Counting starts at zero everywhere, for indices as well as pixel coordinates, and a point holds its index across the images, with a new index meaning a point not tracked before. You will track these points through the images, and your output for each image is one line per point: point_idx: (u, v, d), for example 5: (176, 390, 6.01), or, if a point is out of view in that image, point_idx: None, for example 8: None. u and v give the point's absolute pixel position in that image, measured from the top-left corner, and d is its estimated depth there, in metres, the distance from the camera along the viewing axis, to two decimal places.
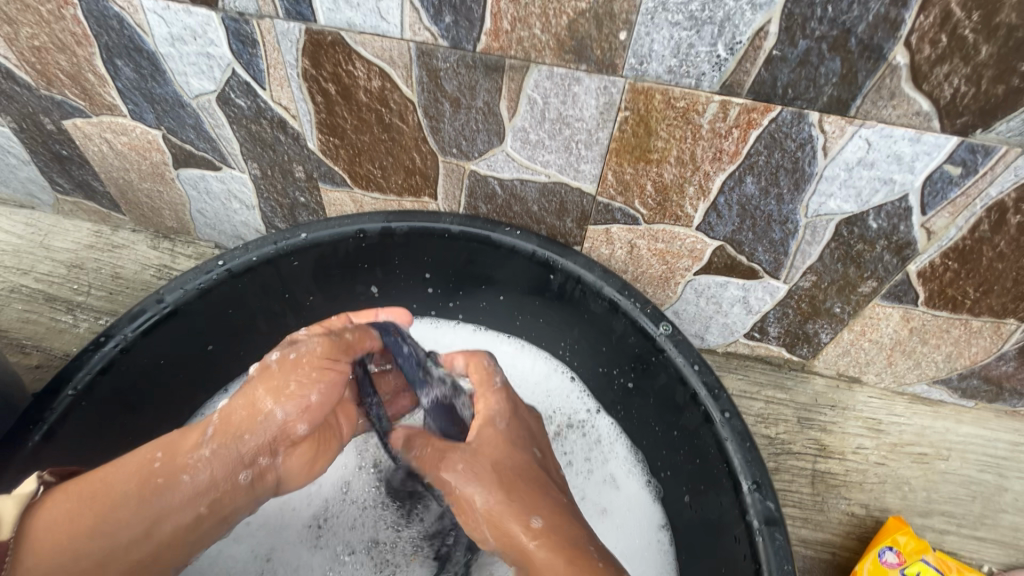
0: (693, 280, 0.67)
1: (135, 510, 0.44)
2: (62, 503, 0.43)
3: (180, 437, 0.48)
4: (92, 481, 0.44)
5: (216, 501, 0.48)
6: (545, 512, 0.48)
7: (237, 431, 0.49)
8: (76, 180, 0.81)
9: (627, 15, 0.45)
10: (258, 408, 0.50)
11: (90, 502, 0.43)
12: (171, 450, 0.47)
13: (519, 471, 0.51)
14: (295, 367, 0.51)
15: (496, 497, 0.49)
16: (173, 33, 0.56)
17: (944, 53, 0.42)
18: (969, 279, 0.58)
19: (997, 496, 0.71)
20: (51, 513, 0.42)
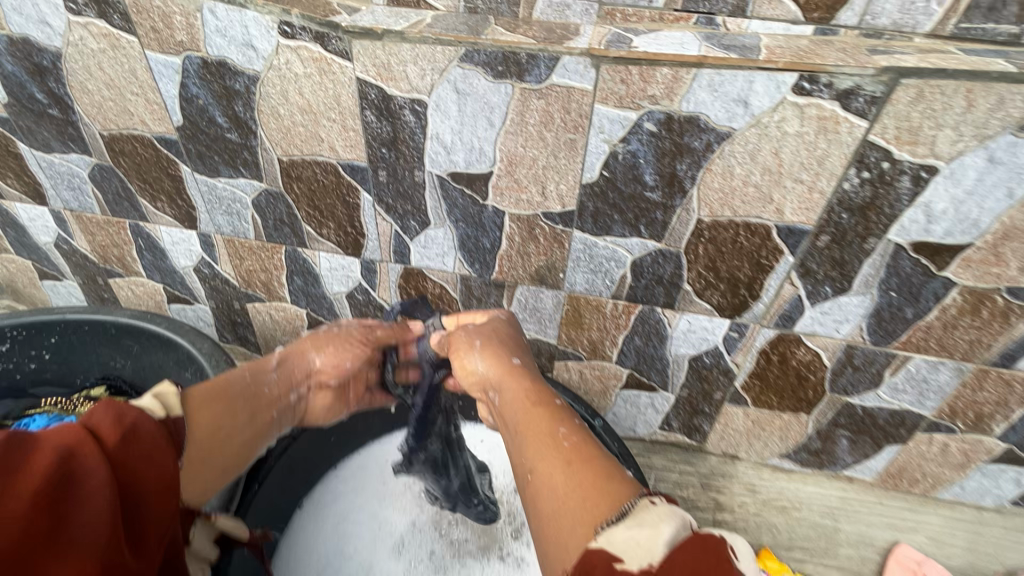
0: (620, 393, 1.12)
1: (241, 411, 0.78)
2: (202, 400, 0.74)
3: (257, 364, 0.85)
4: (218, 387, 0.78)
5: (277, 404, 0.85)
6: (502, 366, 0.79)
7: (295, 362, 0.89)
8: (237, 335, 1.29)
9: (562, 267, 0.95)
10: (306, 354, 0.90)
11: (219, 401, 0.76)
12: (256, 372, 0.84)
13: (504, 343, 0.84)
14: (337, 337, 0.93)
15: (490, 353, 0.82)
16: (331, 265, 1.08)
17: (704, 286, 0.90)
18: (768, 389, 1.02)
19: (835, 534, 1.08)
20: (196, 403, 0.73)
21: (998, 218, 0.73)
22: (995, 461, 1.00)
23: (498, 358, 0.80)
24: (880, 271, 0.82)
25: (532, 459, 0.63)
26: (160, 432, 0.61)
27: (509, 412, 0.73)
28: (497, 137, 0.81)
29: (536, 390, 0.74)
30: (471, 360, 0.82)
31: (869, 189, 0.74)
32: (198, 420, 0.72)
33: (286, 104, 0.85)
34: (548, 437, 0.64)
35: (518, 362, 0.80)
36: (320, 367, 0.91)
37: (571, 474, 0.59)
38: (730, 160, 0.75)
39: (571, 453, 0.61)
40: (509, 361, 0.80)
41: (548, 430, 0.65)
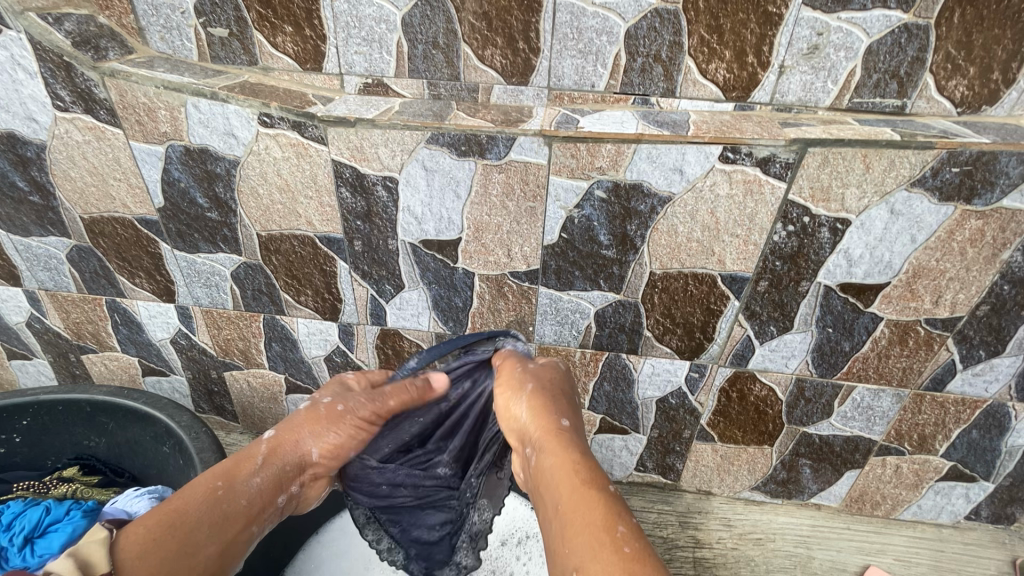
0: (594, 437, 1.16)
1: (207, 532, 0.61)
2: (137, 534, 0.57)
3: (232, 470, 0.67)
4: (167, 514, 0.60)
5: (261, 514, 0.67)
6: (548, 424, 0.67)
7: (283, 459, 0.70)
8: (214, 404, 1.29)
9: (531, 320, 1.01)
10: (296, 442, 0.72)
11: (168, 531, 0.59)
12: (229, 483, 0.65)
13: (556, 397, 0.71)
14: (339, 417, 0.75)
15: (538, 406, 0.69)
16: (309, 330, 1.11)
17: (663, 331, 0.98)
18: (732, 424, 1.08)
19: (809, 562, 1.12)
20: (128, 544, 0.56)
21: (907, 260, 0.83)
22: (945, 479, 1.08)
23: (542, 414, 0.68)
24: (816, 310, 0.91)
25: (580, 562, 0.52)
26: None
27: (547, 477, 0.61)
28: (463, 207, 0.89)
29: (584, 461, 0.61)
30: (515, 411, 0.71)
31: (796, 240, 0.83)
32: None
33: (265, 184, 0.91)
34: (606, 535, 0.52)
35: (567, 423, 0.67)
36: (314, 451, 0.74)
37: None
38: (673, 220, 0.84)
39: (631, 565, 0.50)
40: (555, 421, 0.67)
41: (604, 526, 0.53)
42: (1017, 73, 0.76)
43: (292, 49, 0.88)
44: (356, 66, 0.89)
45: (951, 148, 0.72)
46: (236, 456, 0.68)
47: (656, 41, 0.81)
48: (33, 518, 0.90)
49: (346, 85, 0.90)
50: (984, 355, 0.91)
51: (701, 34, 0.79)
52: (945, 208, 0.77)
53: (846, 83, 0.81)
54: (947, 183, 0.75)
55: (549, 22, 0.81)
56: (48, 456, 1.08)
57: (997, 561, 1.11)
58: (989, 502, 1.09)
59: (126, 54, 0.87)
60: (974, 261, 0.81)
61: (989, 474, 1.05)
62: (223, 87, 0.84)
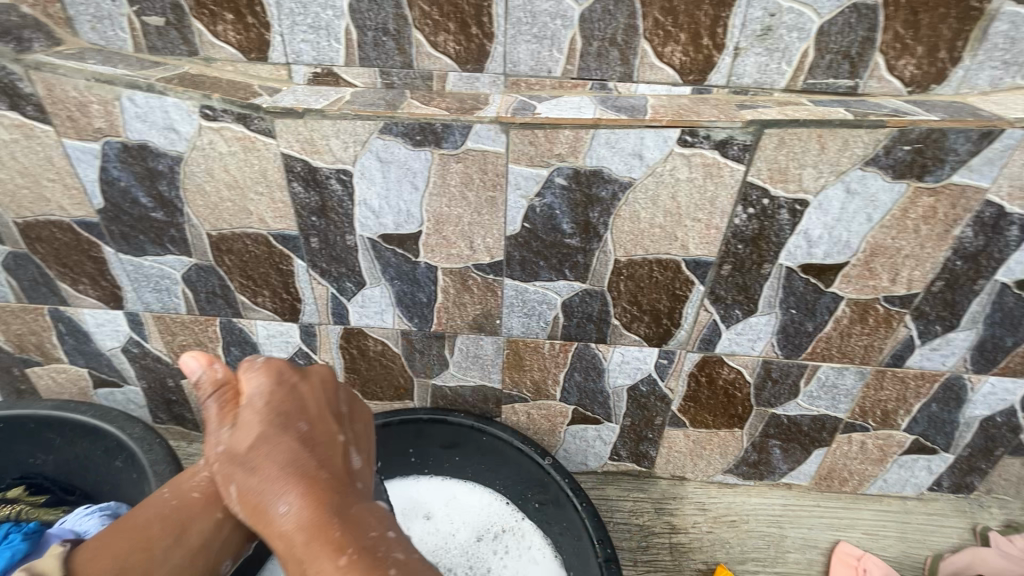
0: (568, 429, 1.15)
1: (163, 529, 0.75)
2: (94, 546, 0.71)
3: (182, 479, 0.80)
4: (127, 526, 0.74)
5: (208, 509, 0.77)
6: (276, 490, 0.65)
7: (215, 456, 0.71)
8: (173, 413, 1.23)
9: (498, 313, 0.99)
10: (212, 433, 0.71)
11: (126, 537, 0.73)
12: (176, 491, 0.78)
13: (275, 425, 0.69)
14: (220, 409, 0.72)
15: (306, 495, 0.64)
16: (269, 332, 1.07)
17: (631, 319, 0.97)
18: (702, 409, 1.09)
19: (782, 541, 1.14)
20: (87, 551, 0.70)
21: (864, 239, 0.84)
22: (908, 452, 1.10)
23: (308, 496, 0.64)
24: (779, 292, 0.91)
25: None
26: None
27: (303, 548, 0.62)
28: (422, 199, 0.86)
29: (345, 520, 0.64)
30: (283, 505, 0.64)
31: (756, 222, 0.84)
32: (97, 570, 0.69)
33: (212, 181, 0.87)
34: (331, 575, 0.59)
35: (285, 509, 0.64)
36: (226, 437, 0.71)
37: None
38: (635, 206, 0.84)
39: None
40: (291, 489, 0.65)
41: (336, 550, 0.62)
42: (963, 51, 0.77)
43: (234, 38, 0.84)
44: (304, 55, 0.85)
45: (902, 126, 0.73)
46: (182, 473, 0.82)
47: (611, 24, 0.79)
48: None
49: (294, 76, 0.86)
50: (940, 329, 0.93)
51: (656, 17, 0.78)
52: (898, 186, 0.78)
53: (800, 64, 0.81)
54: (899, 161, 0.76)
55: (501, 6, 0.79)
56: None
57: (960, 530, 1.15)
58: (949, 472, 1.13)
59: (54, 45, 0.82)
60: (928, 238, 0.83)
61: (949, 446, 1.08)
62: (160, 78, 0.80)
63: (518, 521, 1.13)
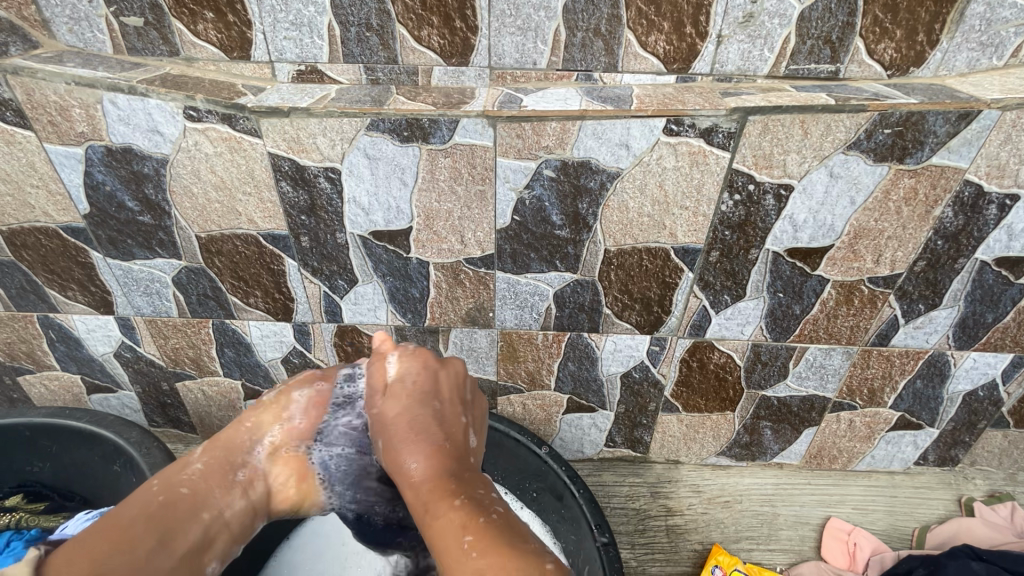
0: (563, 418, 1.17)
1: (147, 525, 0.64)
2: (70, 549, 0.58)
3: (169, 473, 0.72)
4: (111, 523, 0.63)
5: (206, 500, 0.71)
6: (427, 444, 0.72)
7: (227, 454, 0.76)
8: (169, 416, 1.23)
9: (491, 306, 1.00)
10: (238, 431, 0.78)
11: (108, 539, 0.60)
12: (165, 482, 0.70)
13: (427, 404, 0.77)
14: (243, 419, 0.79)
15: (431, 456, 0.71)
16: (263, 333, 1.07)
17: (622, 308, 0.98)
18: (694, 394, 1.10)
19: (775, 519, 1.17)
20: (62, 553, 0.57)
21: (848, 221, 0.85)
22: (894, 428, 1.13)
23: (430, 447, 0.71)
24: (766, 277, 0.93)
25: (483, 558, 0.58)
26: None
27: (428, 488, 0.68)
28: (411, 195, 0.86)
29: (461, 480, 0.69)
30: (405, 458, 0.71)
31: (742, 208, 0.85)
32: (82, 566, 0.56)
33: (199, 182, 0.87)
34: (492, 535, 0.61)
35: (417, 467, 0.70)
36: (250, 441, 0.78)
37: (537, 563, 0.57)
38: (623, 195, 0.84)
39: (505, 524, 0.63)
40: (433, 447, 0.72)
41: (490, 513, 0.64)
42: (940, 34, 0.79)
43: (215, 37, 0.83)
44: (287, 53, 0.84)
45: (883, 110, 0.74)
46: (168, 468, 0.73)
47: (595, 15, 0.79)
48: None
49: (277, 74, 0.86)
50: (923, 308, 0.95)
51: (639, 6, 0.78)
52: (880, 168, 0.80)
53: (782, 51, 0.82)
54: (881, 144, 0.77)
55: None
56: None
57: (945, 501, 1.18)
58: (935, 446, 1.16)
59: (31, 49, 0.81)
60: (909, 219, 0.85)
61: (934, 420, 1.11)
62: (142, 80, 0.79)
63: (517, 510, 1.15)
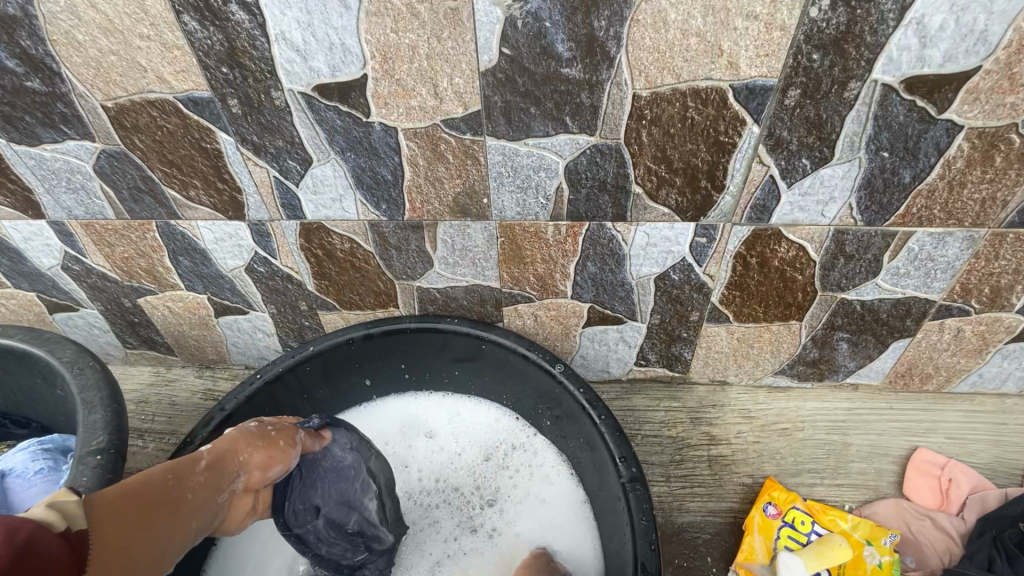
0: (584, 332, 0.97)
1: (168, 521, 0.55)
2: (103, 513, 0.50)
3: (178, 463, 0.60)
4: (125, 496, 0.54)
5: (205, 515, 0.60)
6: None
7: (228, 464, 0.66)
8: (142, 337, 1.10)
9: (484, 190, 0.77)
10: (237, 455, 0.68)
11: (133, 513, 0.52)
12: (181, 474, 0.59)
13: None
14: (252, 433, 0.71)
15: None
16: (217, 236, 0.89)
17: (658, 184, 0.74)
18: (750, 299, 0.87)
19: (845, 450, 0.96)
20: (100, 513, 0.50)
21: (1012, 24, 0.56)
22: (1017, 339, 0.87)
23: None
24: (867, 126, 0.65)
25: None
26: (67, 554, 0.44)
27: None
28: (358, 24, 0.62)
29: None
30: (520, 573, 0.83)
31: (843, 12, 0.56)
32: (104, 545, 0.48)
33: (83, 25, 0.65)
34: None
35: None
36: (247, 467, 0.68)
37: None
38: (660, 2, 0.57)
39: None
40: None
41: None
42: None
43: None
44: None
45: None
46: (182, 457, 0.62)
47: None
48: None
49: None
50: None
51: None
52: None
53: None
54: None
55: None
56: None
57: None
58: None
59: None
60: None
61: None
62: None
63: (531, 438, 1.01)
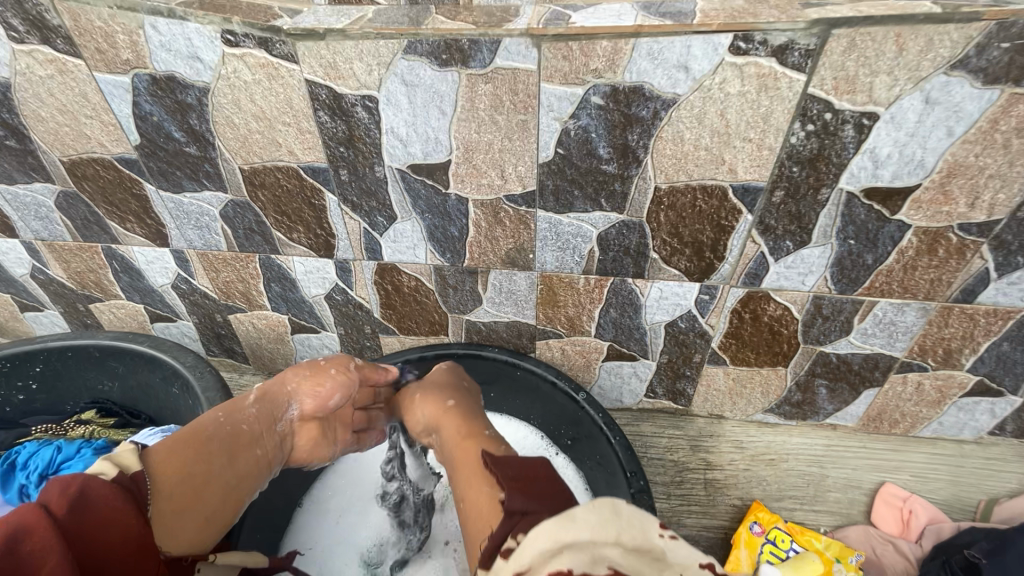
0: (603, 365, 1.14)
1: (223, 447, 0.75)
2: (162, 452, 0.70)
3: (232, 404, 0.82)
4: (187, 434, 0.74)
5: (261, 439, 0.81)
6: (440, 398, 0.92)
7: (274, 398, 0.86)
8: (224, 346, 1.29)
9: (531, 247, 0.97)
10: (285, 388, 0.88)
11: (186, 448, 0.72)
12: (230, 412, 0.80)
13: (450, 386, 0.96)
14: (297, 370, 0.90)
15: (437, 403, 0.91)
16: (306, 269, 1.09)
17: (671, 252, 0.92)
18: (744, 347, 1.04)
19: (823, 481, 1.12)
20: (158, 454, 0.70)
21: (942, 157, 0.74)
22: (970, 394, 1.03)
23: (438, 407, 0.90)
24: (837, 220, 0.84)
25: (464, 491, 0.72)
26: (116, 492, 0.61)
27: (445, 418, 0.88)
28: (450, 125, 0.82)
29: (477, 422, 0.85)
30: (419, 416, 0.92)
31: (816, 141, 0.75)
32: (165, 471, 0.68)
33: (240, 112, 0.86)
34: (475, 468, 0.73)
35: (452, 402, 0.90)
36: (297, 396, 0.88)
37: (488, 495, 0.67)
38: (679, 125, 0.77)
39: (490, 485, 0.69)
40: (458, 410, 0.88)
41: (474, 463, 0.74)
42: None
43: None
44: None
45: (1000, 19, 0.63)
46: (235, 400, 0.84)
47: None
48: (47, 455, 0.91)
49: None
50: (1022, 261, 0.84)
51: None
52: (990, 92, 0.68)
53: None
54: (994, 62, 0.66)
55: None
56: (65, 401, 1.09)
57: (1020, 475, 1.09)
58: (1015, 416, 1.06)
59: None
60: (1020, 154, 0.73)
61: (1017, 388, 1.01)
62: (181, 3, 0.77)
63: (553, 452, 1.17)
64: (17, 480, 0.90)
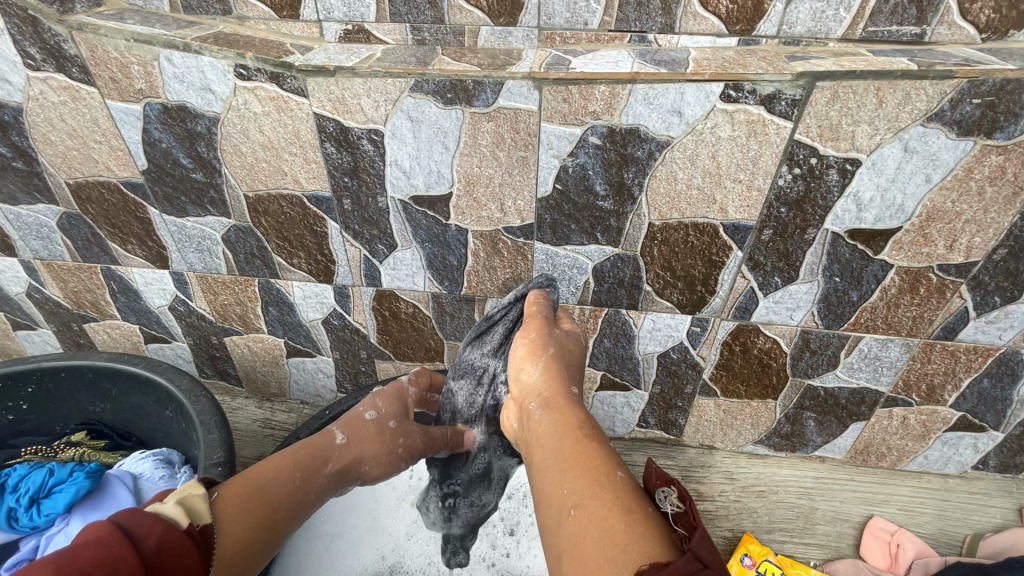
0: (596, 395, 1.16)
1: (287, 514, 0.70)
2: (232, 508, 0.65)
3: (309, 465, 0.75)
4: (254, 488, 0.68)
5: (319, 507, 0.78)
6: (561, 388, 0.69)
7: (349, 469, 0.80)
8: (218, 368, 1.29)
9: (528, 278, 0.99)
10: (360, 464, 0.81)
11: (257, 506, 0.67)
12: (307, 478, 0.74)
13: (568, 365, 0.74)
14: (375, 432, 0.83)
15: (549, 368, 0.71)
16: (305, 293, 1.10)
17: (664, 284, 0.95)
18: (734, 378, 1.06)
19: (812, 513, 1.13)
20: (229, 506, 0.65)
21: (921, 202, 0.78)
22: (953, 429, 1.06)
23: (556, 380, 0.69)
24: (823, 259, 0.87)
25: (581, 496, 0.51)
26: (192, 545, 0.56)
27: (553, 401, 0.66)
28: (452, 159, 0.85)
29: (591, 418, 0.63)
30: (528, 372, 0.72)
31: (802, 183, 0.79)
32: (227, 536, 0.62)
33: (248, 141, 0.88)
34: (604, 476, 0.52)
35: (575, 391, 0.70)
36: (366, 472, 0.83)
37: (632, 525, 0.47)
38: (672, 166, 0.80)
39: (623, 497, 0.50)
40: (568, 389, 0.69)
41: (604, 470, 0.53)
42: None
43: None
44: (335, 12, 0.85)
45: (972, 77, 0.67)
46: (303, 446, 0.77)
47: None
48: (37, 479, 0.88)
49: (325, 33, 0.86)
50: (999, 301, 0.88)
51: None
52: (964, 143, 0.72)
53: (859, 11, 0.75)
54: (967, 116, 0.70)
55: None
56: (55, 422, 1.09)
57: (1003, 510, 1.11)
58: (997, 451, 1.08)
59: (94, 6, 0.83)
60: (993, 202, 0.77)
61: (999, 424, 1.03)
62: (196, 38, 0.81)
63: None
64: (6, 502, 0.88)
